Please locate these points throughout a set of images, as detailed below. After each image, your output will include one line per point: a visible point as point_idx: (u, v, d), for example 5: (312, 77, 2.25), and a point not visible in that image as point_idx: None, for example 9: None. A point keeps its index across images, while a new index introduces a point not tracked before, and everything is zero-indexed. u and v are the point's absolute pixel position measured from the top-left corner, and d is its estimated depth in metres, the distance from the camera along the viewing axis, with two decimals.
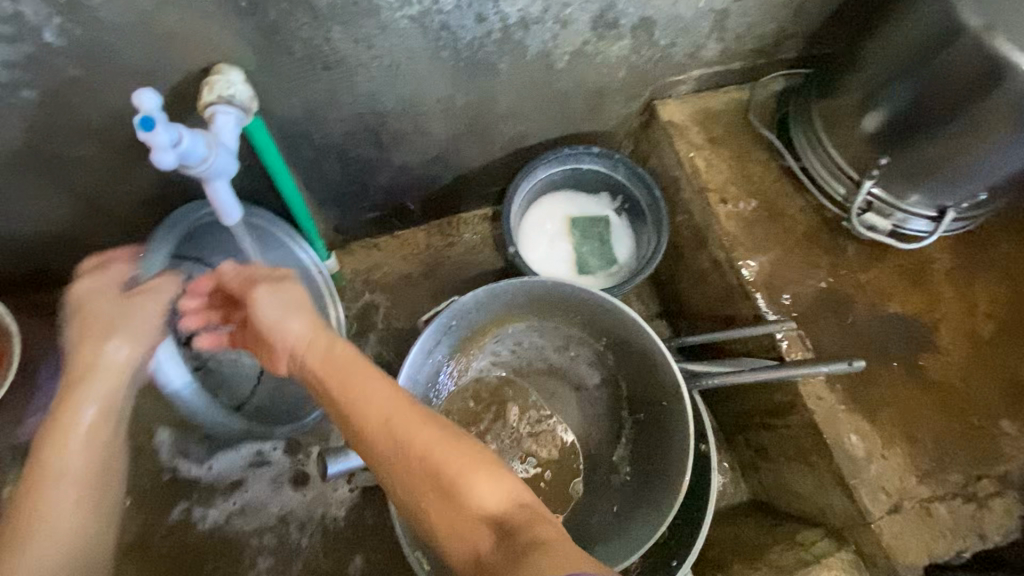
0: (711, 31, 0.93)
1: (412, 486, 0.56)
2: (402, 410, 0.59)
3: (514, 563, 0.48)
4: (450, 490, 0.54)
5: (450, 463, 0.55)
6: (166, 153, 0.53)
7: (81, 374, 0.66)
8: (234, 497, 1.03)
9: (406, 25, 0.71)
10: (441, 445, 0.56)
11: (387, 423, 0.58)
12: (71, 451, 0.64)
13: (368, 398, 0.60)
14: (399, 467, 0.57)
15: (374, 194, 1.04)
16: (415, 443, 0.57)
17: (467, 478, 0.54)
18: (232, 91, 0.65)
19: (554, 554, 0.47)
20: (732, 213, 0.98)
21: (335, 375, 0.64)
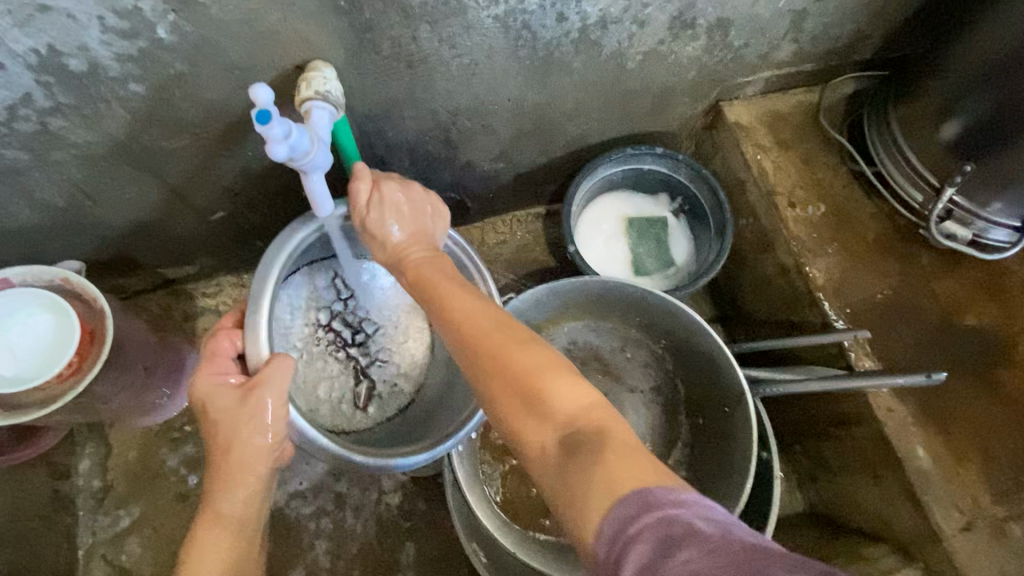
0: (787, 32, 0.91)
1: (495, 386, 0.55)
2: (497, 318, 0.59)
3: (592, 468, 0.48)
4: (530, 390, 0.53)
5: (532, 369, 0.54)
6: (279, 145, 0.56)
7: (223, 471, 0.67)
8: (292, 481, 1.06)
9: (490, 24, 0.72)
10: (524, 351, 0.55)
11: (482, 327, 0.58)
12: (222, 528, 0.66)
13: (462, 305, 0.61)
14: (481, 367, 0.56)
15: (437, 190, 1.06)
16: (499, 346, 0.56)
17: (545, 382, 0.53)
18: (327, 87, 0.67)
19: (627, 463, 0.48)
20: (799, 218, 0.97)
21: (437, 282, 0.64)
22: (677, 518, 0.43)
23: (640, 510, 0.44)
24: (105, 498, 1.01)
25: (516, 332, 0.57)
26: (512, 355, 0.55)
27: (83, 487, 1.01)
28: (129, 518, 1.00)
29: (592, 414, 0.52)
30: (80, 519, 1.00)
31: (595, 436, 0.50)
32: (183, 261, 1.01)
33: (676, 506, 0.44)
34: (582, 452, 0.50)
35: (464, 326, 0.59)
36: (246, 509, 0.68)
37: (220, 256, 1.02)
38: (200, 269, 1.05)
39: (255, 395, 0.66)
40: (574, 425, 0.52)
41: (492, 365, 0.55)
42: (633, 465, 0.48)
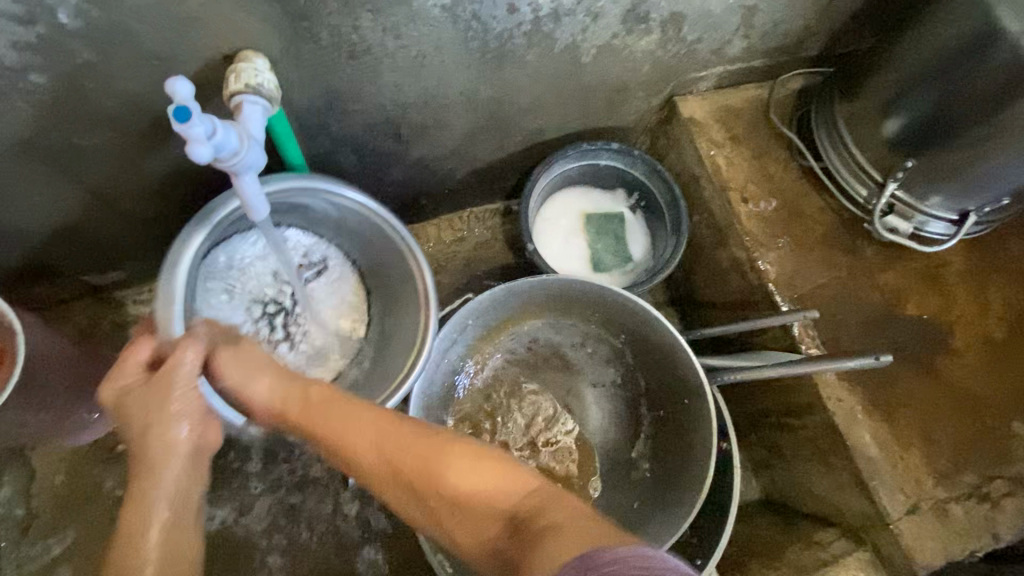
0: (739, 27, 0.91)
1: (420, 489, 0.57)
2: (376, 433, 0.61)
3: (532, 550, 0.47)
4: (450, 495, 0.56)
5: (422, 455, 0.58)
6: (202, 145, 0.50)
7: (144, 459, 0.63)
8: (242, 496, 1.01)
9: (437, 14, 0.68)
10: (416, 444, 0.59)
11: (381, 437, 0.60)
12: (160, 518, 0.61)
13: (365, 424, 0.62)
14: (400, 487, 0.58)
15: (388, 188, 1.02)
16: (411, 453, 0.58)
17: (469, 484, 0.55)
18: (260, 80, 0.61)
19: (559, 536, 0.47)
20: (752, 212, 0.98)
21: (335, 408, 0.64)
22: (626, 564, 0.42)
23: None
24: (30, 527, 0.93)
25: (437, 441, 0.59)
26: (409, 463, 0.58)
27: (4, 516, 0.92)
28: (60, 547, 0.92)
29: (533, 499, 0.53)
30: (2, 551, 0.91)
31: (543, 517, 0.50)
32: (110, 266, 0.93)
33: (612, 564, 0.42)
34: (529, 536, 0.49)
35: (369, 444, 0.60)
36: (181, 495, 0.63)
37: (152, 260, 0.95)
38: (131, 275, 0.97)
39: (163, 388, 0.64)
40: (514, 516, 0.52)
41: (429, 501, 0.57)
42: (569, 541, 0.46)
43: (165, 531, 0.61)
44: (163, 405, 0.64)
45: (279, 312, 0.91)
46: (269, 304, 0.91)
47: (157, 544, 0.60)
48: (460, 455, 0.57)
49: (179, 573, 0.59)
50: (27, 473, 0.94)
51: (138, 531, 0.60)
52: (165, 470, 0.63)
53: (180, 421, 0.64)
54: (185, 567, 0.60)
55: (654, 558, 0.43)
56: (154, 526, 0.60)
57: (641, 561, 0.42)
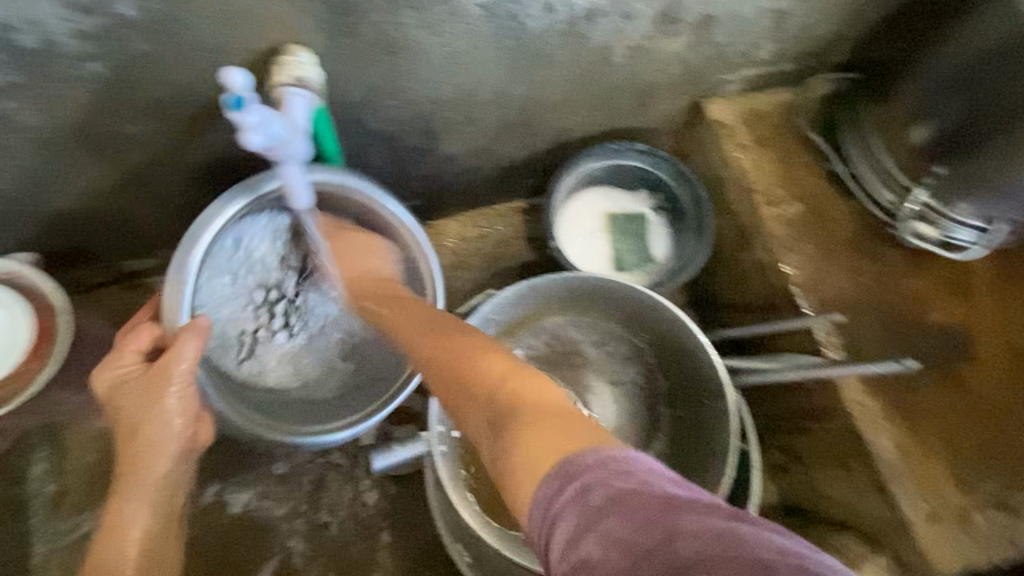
0: (770, 31, 0.92)
1: (432, 368, 0.65)
2: (422, 323, 0.71)
3: (512, 437, 0.49)
4: (460, 370, 0.60)
5: (462, 360, 0.61)
6: (256, 134, 0.52)
7: (137, 440, 0.76)
8: (266, 480, 1.03)
9: (476, 12, 0.70)
10: (438, 338, 0.67)
11: (422, 329, 0.70)
12: (145, 494, 0.77)
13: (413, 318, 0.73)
14: (426, 365, 0.66)
15: (416, 182, 1.03)
16: (427, 349, 0.67)
17: (495, 369, 0.57)
18: (305, 72, 0.63)
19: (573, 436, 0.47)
20: (777, 215, 0.98)
21: (390, 314, 0.76)
22: (594, 483, 0.42)
23: (561, 484, 0.43)
24: (61, 503, 0.95)
25: (458, 332, 0.67)
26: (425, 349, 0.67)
27: (36, 492, 0.95)
28: (89, 524, 0.95)
29: (554, 413, 0.50)
30: (35, 526, 0.94)
31: (521, 420, 0.50)
32: (144, 252, 0.96)
33: (587, 469, 0.43)
34: (510, 425, 0.51)
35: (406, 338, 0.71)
36: (172, 472, 0.79)
37: None
38: (164, 262, 0.99)
39: (160, 373, 0.73)
40: (525, 409, 0.51)
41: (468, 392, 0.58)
42: (554, 435, 0.47)
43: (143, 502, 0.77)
44: (143, 408, 0.74)
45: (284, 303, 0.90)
46: (272, 291, 0.90)
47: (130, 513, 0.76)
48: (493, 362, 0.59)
49: (154, 542, 0.77)
50: (59, 451, 0.97)
51: (117, 510, 0.76)
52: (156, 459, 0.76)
53: (172, 412, 0.75)
54: (163, 538, 0.79)
55: (629, 464, 0.43)
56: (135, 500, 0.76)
57: (621, 466, 0.43)
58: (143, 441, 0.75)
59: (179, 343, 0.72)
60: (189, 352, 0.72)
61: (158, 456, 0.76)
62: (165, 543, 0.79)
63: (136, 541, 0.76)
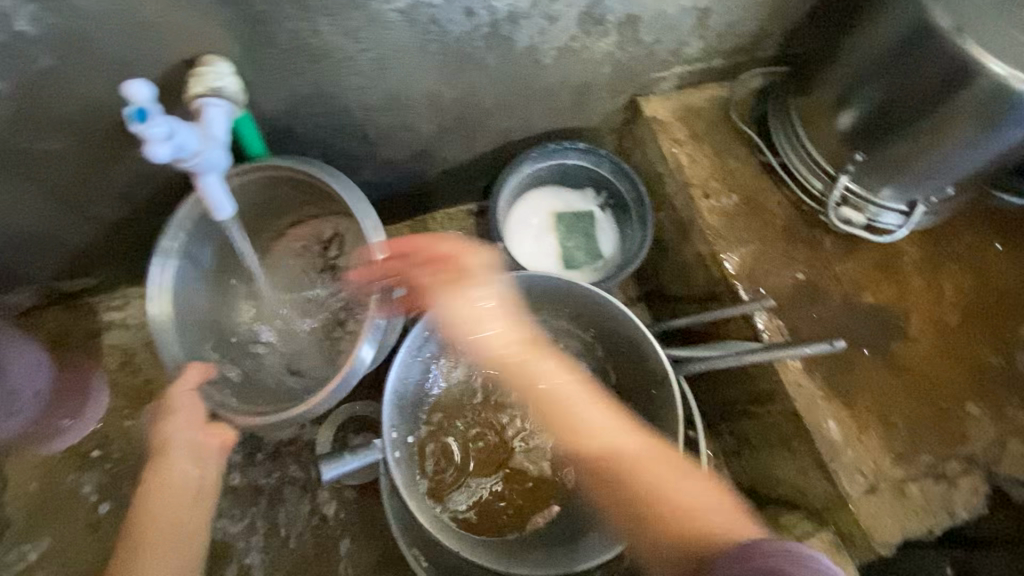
0: (695, 28, 0.95)
1: (599, 484, 0.84)
2: (601, 405, 0.88)
3: (659, 530, 0.76)
4: (616, 458, 0.83)
5: (655, 491, 0.79)
6: (160, 145, 0.52)
7: (155, 459, 0.75)
8: (220, 496, 1.02)
9: (395, 17, 0.71)
10: (622, 442, 0.85)
11: (602, 418, 0.88)
12: (160, 514, 0.73)
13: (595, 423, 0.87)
14: (595, 477, 0.84)
15: (359, 189, 1.04)
16: (621, 478, 0.82)
17: (693, 509, 0.77)
18: (223, 83, 0.62)
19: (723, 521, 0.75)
20: (714, 207, 1.01)
21: (558, 414, 0.88)
22: (768, 565, 0.64)
23: (752, 556, 0.66)
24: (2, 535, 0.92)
25: (648, 448, 0.84)
26: (593, 453, 0.85)
27: None
28: (34, 554, 0.92)
29: (704, 504, 0.78)
30: None
31: (715, 546, 0.71)
32: (80, 272, 0.94)
33: (769, 558, 0.65)
34: (660, 502, 0.78)
35: (565, 418, 0.88)
36: (194, 483, 0.76)
37: (122, 265, 0.96)
38: (101, 281, 0.98)
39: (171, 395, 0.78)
40: (706, 523, 0.74)
41: (649, 505, 0.79)
42: (736, 524, 0.75)
43: (170, 520, 0.73)
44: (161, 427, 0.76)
45: (329, 299, 1.00)
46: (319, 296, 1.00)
47: (157, 529, 0.72)
48: (694, 486, 0.80)
49: (174, 554, 0.72)
50: None
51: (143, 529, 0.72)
52: (173, 473, 0.75)
53: (186, 428, 0.77)
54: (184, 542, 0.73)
55: (800, 561, 0.63)
56: (161, 515, 0.73)
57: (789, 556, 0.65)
58: (162, 459, 0.75)
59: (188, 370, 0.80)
60: (194, 374, 0.80)
61: (179, 463, 0.75)
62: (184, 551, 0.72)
63: (163, 547, 0.71)
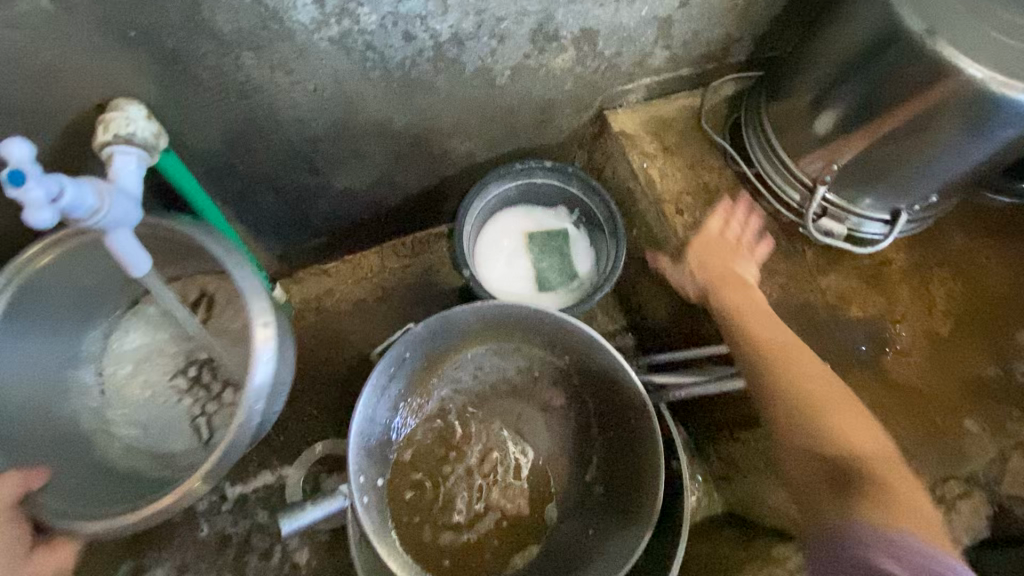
0: (657, 38, 0.90)
1: (808, 403, 0.78)
2: (791, 344, 0.82)
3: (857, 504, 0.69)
4: (812, 403, 0.77)
5: (848, 431, 0.75)
6: (45, 209, 0.46)
7: None
8: (185, 549, 0.97)
9: (327, 47, 0.66)
10: (817, 374, 0.81)
11: (800, 356, 0.81)
12: None
13: (814, 372, 0.80)
14: (801, 402, 0.78)
15: (318, 220, 0.99)
16: (831, 412, 0.77)
17: (870, 462, 0.73)
18: (133, 128, 0.58)
19: (888, 498, 0.68)
20: (688, 223, 0.96)
21: (760, 325, 0.84)
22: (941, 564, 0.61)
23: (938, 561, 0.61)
24: None
25: (826, 378, 0.81)
26: (800, 382, 0.78)
27: None
28: None
29: (871, 465, 0.72)
30: None
31: (887, 496, 0.69)
32: None
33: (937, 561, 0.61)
34: (869, 476, 0.71)
35: (786, 349, 0.82)
36: None
37: None
38: None
39: None
40: (875, 482, 0.71)
41: (778, 370, 0.79)
42: (906, 506, 0.69)
43: None
44: None
45: (199, 367, 0.91)
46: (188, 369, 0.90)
47: None
48: (846, 423, 0.75)
49: None
50: None
51: None
52: None
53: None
54: None
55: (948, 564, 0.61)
56: None
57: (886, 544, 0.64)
58: None
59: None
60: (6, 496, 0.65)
61: None
62: None
63: None
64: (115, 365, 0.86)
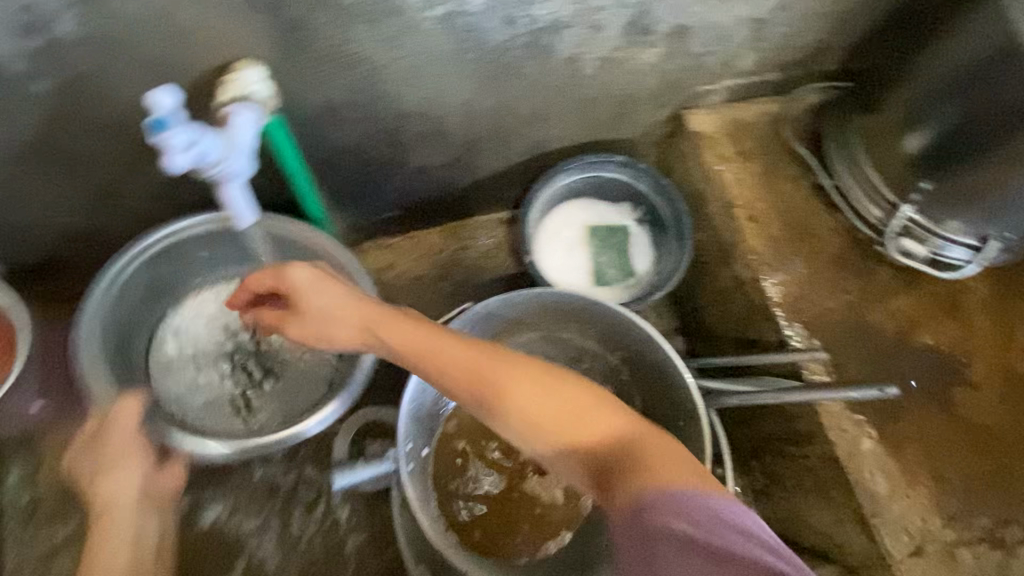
0: (750, 40, 0.89)
1: (535, 426, 0.58)
2: (524, 368, 0.60)
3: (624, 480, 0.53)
4: (535, 416, 0.58)
5: (568, 405, 0.58)
6: (180, 155, 0.53)
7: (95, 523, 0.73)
8: (237, 491, 1.03)
9: (432, 26, 0.69)
10: (531, 379, 0.59)
11: (512, 369, 0.61)
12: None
13: (539, 405, 0.58)
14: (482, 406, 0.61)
15: (390, 195, 1.02)
16: (574, 402, 0.58)
17: (624, 441, 0.55)
18: (253, 90, 0.64)
19: (659, 462, 0.54)
20: (759, 230, 0.94)
21: (442, 353, 0.63)
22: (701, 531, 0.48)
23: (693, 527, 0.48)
24: (36, 512, 0.95)
25: (541, 373, 0.60)
26: (518, 398, 0.59)
27: (12, 501, 0.95)
28: (64, 533, 0.95)
29: (625, 443, 0.56)
30: (9, 533, 0.94)
31: (641, 452, 0.55)
32: None
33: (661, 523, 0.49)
34: (574, 435, 0.57)
35: (461, 368, 0.62)
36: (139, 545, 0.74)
37: None
38: None
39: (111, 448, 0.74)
40: (603, 454, 0.56)
41: (529, 419, 0.58)
42: (672, 466, 0.53)
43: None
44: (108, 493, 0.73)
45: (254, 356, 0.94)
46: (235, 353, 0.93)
47: None
48: (605, 421, 0.57)
49: None
50: (33, 459, 0.97)
51: None
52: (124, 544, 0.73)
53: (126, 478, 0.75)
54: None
55: (692, 507, 0.49)
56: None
57: (709, 510, 0.49)
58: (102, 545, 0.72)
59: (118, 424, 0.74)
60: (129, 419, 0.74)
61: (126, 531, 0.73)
62: None
63: None
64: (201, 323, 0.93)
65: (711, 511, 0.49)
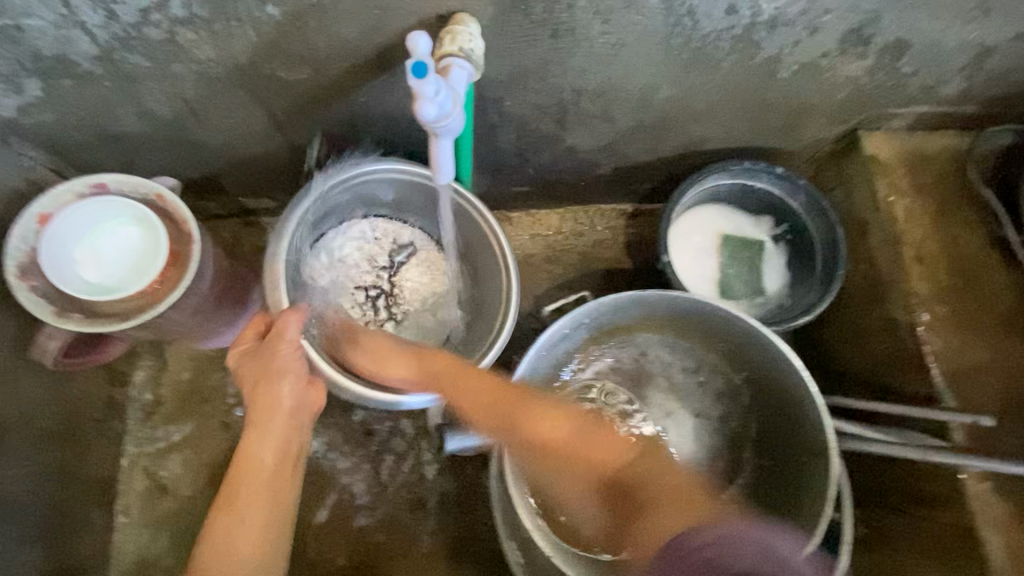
0: (963, 67, 0.82)
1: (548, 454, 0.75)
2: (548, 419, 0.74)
3: (647, 520, 0.66)
4: (548, 447, 0.74)
5: (580, 448, 0.73)
6: (430, 103, 0.55)
7: (253, 411, 0.72)
8: (334, 430, 1.05)
9: (654, 4, 0.66)
10: (550, 429, 0.74)
11: (543, 426, 0.74)
12: (262, 475, 0.71)
13: (579, 441, 0.73)
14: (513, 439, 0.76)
15: (530, 170, 1.01)
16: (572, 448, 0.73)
17: (660, 499, 0.66)
18: (472, 45, 0.62)
19: (664, 514, 0.65)
20: (923, 272, 0.88)
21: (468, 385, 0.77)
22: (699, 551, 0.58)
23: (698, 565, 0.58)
24: (154, 413, 0.99)
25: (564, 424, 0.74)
26: (533, 436, 0.74)
27: (133, 398, 0.99)
28: (176, 436, 0.99)
29: (632, 473, 0.70)
30: (128, 428, 0.98)
31: (638, 493, 0.69)
32: (265, 193, 0.99)
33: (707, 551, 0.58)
34: (635, 506, 0.69)
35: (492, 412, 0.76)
36: (285, 446, 0.74)
37: (299, 195, 1.00)
38: (277, 204, 1.02)
39: (271, 355, 0.73)
40: (619, 482, 0.71)
41: (534, 447, 0.75)
42: (681, 515, 0.64)
43: (253, 490, 0.71)
44: (268, 388, 0.72)
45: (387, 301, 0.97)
46: (371, 288, 0.97)
47: (253, 499, 0.70)
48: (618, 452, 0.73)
49: (267, 519, 0.70)
50: (157, 362, 1.01)
51: (237, 495, 0.70)
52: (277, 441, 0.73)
53: (285, 382, 0.73)
54: (279, 509, 0.72)
55: (743, 549, 0.58)
56: (251, 488, 0.71)
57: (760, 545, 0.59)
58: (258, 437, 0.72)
59: (280, 335, 0.73)
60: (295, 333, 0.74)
61: (280, 432, 0.73)
62: (277, 519, 0.71)
63: (247, 518, 0.69)
64: (348, 267, 0.97)
65: (772, 546, 0.59)
